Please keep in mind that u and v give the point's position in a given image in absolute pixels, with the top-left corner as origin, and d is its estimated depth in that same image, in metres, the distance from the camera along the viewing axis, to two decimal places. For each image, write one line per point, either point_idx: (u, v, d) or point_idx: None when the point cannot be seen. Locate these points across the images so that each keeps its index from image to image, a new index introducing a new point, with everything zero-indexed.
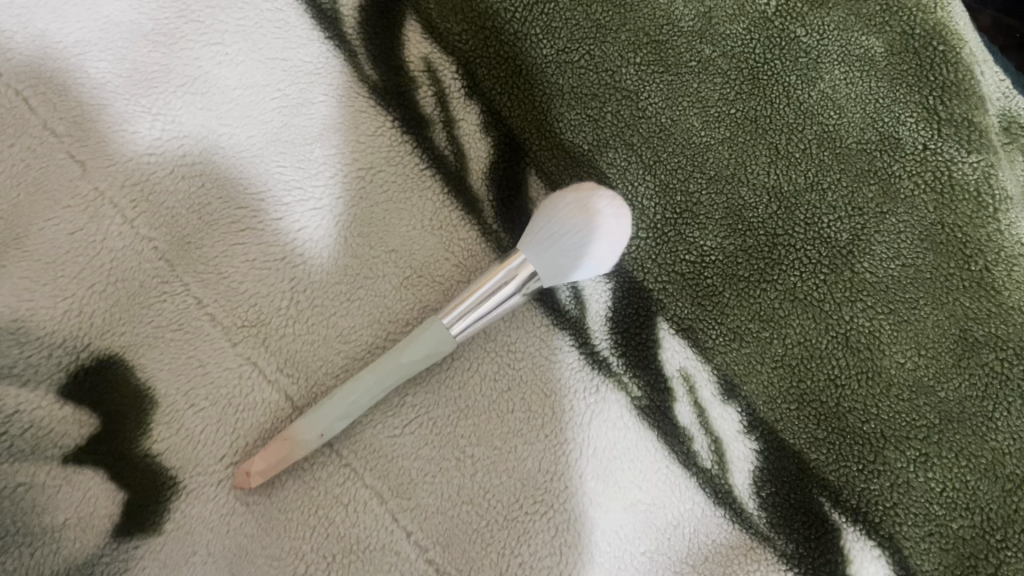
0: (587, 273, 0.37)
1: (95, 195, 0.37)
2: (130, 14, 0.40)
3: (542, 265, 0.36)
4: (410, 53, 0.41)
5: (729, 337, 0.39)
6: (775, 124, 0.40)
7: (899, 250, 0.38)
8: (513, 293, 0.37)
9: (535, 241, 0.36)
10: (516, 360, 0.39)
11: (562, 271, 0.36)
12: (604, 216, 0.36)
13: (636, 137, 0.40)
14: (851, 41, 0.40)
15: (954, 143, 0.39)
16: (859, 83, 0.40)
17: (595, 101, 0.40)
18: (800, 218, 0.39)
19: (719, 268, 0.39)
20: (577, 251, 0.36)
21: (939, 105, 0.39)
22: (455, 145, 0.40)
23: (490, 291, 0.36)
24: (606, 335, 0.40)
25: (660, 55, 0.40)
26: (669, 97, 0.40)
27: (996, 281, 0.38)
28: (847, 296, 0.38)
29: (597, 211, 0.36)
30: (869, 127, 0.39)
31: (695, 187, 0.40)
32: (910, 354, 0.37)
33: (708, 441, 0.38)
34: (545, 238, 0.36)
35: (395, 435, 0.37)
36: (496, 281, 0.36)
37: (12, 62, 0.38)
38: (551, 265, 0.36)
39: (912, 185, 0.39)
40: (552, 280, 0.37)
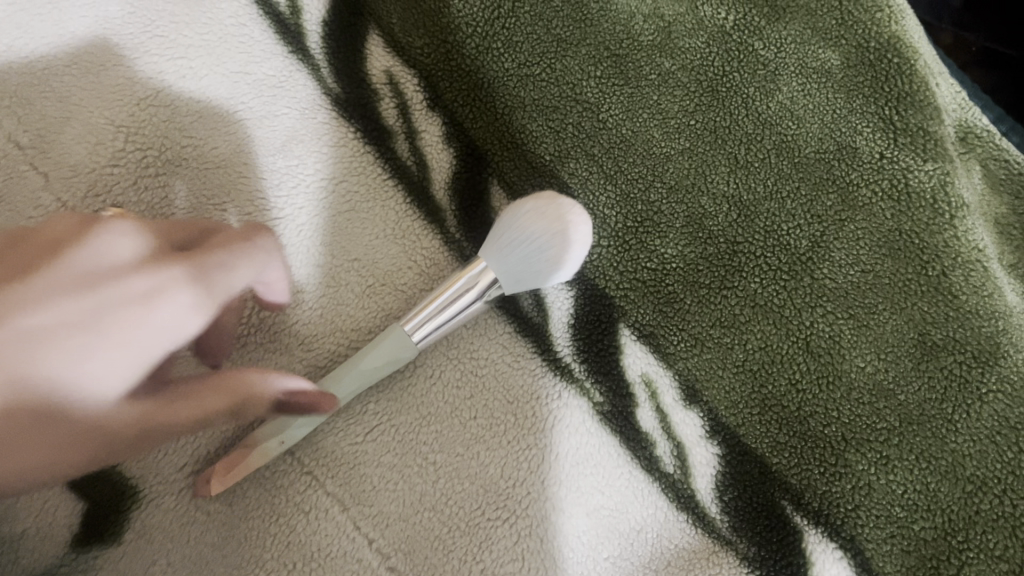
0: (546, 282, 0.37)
1: (58, 206, 0.38)
2: (95, 30, 0.41)
3: (502, 274, 0.37)
4: (372, 65, 0.42)
5: (690, 343, 0.39)
6: (733, 135, 0.40)
7: (858, 256, 0.38)
8: (473, 301, 0.37)
9: (495, 249, 0.37)
10: (479, 367, 0.40)
11: (520, 276, 0.37)
12: (562, 228, 0.36)
13: (598, 148, 0.41)
14: (807, 54, 0.40)
15: (910, 151, 0.39)
16: (816, 94, 0.40)
17: (557, 113, 0.41)
18: (759, 225, 0.39)
19: (680, 276, 0.40)
20: (534, 262, 0.36)
21: (894, 115, 0.39)
22: (418, 155, 0.42)
23: (452, 299, 0.37)
24: (568, 342, 0.40)
25: (620, 69, 0.41)
26: (629, 109, 0.40)
27: (954, 285, 0.37)
28: (807, 302, 0.38)
29: (557, 223, 0.36)
30: (827, 136, 0.39)
31: (655, 197, 0.40)
32: (870, 358, 0.37)
33: (671, 446, 0.39)
34: (508, 240, 0.36)
35: (357, 442, 0.38)
36: (458, 287, 0.37)
37: None
38: (509, 274, 0.37)
39: (869, 193, 0.39)
40: (512, 287, 0.37)
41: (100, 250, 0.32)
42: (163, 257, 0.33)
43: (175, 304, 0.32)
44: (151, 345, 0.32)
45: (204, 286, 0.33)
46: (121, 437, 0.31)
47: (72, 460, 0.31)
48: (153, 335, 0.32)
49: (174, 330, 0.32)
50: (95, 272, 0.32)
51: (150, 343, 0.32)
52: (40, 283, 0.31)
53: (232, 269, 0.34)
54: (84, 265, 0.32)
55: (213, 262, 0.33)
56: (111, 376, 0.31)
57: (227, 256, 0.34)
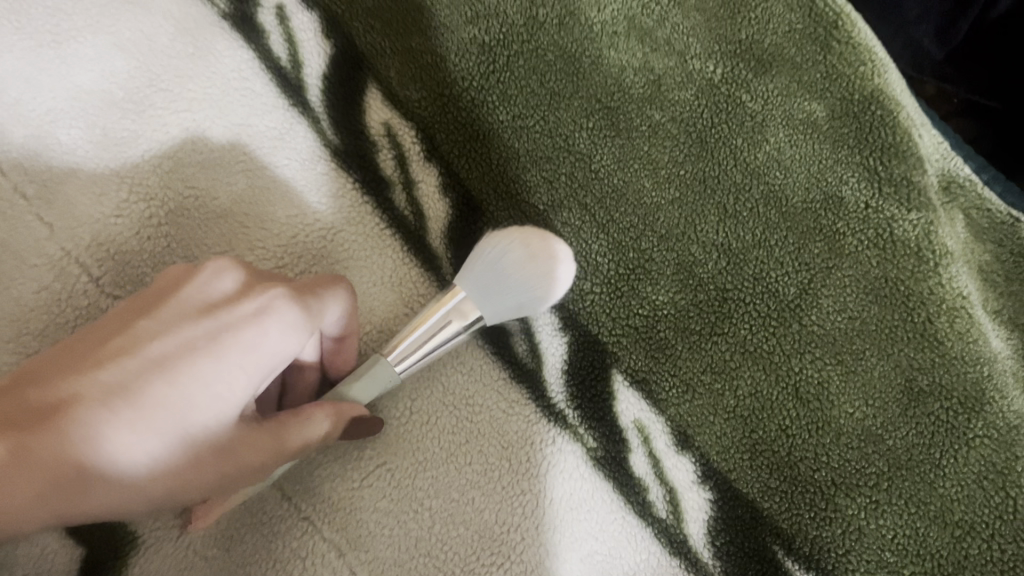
0: (521, 294, 0.39)
1: (62, 255, 0.39)
2: (101, 83, 0.41)
3: (477, 289, 0.39)
4: (371, 118, 0.43)
5: (682, 389, 0.40)
6: (722, 184, 0.40)
7: (846, 303, 0.38)
8: (457, 332, 0.39)
9: (469, 270, 0.39)
10: (473, 414, 0.41)
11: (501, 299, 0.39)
12: (530, 237, 0.40)
13: (590, 198, 0.42)
14: (794, 107, 0.39)
15: (894, 202, 0.38)
16: (803, 145, 0.39)
17: (550, 163, 0.42)
18: (748, 273, 0.40)
19: (671, 322, 0.41)
20: (505, 267, 0.39)
21: (879, 165, 0.38)
22: (415, 206, 0.43)
23: (438, 324, 0.39)
24: (562, 387, 0.42)
25: (611, 121, 0.41)
26: (621, 160, 0.41)
27: (939, 332, 0.37)
28: (797, 348, 0.39)
29: (526, 234, 0.40)
30: (814, 186, 0.39)
31: (647, 245, 0.41)
32: (858, 404, 0.38)
33: (663, 491, 0.40)
34: (484, 254, 0.39)
35: (354, 488, 0.39)
36: (439, 316, 0.39)
37: None
38: (483, 287, 0.39)
39: (856, 242, 0.38)
40: (489, 305, 0.39)
41: (213, 284, 0.37)
42: (264, 287, 0.37)
43: (288, 326, 0.36)
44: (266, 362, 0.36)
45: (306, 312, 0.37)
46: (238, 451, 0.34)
47: (199, 477, 0.34)
48: (268, 352, 0.36)
49: (284, 348, 0.36)
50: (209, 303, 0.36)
51: (266, 359, 0.36)
52: (162, 316, 0.35)
53: (322, 303, 0.38)
54: (196, 298, 0.36)
55: (308, 292, 0.38)
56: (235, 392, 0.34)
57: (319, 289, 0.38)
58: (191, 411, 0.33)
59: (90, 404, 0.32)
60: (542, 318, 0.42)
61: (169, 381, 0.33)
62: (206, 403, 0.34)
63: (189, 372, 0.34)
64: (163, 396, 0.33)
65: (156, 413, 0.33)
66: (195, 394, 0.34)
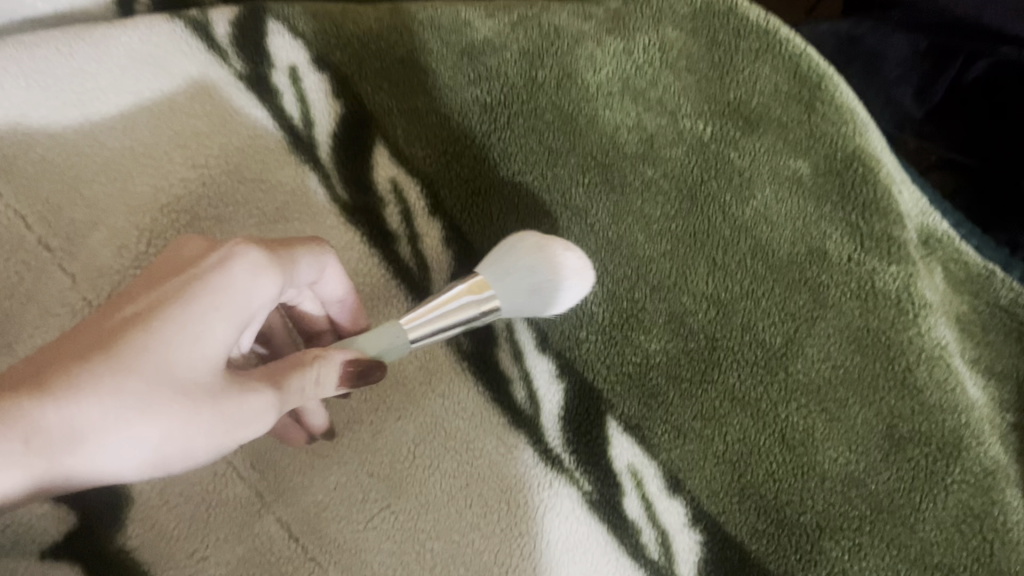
0: (527, 274, 0.39)
1: (83, 304, 0.40)
2: (122, 140, 0.43)
3: (492, 275, 0.39)
4: (378, 174, 0.45)
5: (673, 434, 0.42)
6: (712, 239, 0.43)
7: (829, 353, 0.41)
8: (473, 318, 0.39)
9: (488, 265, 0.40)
10: (474, 458, 0.42)
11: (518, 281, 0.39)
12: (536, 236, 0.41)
13: (586, 250, 0.44)
14: (780, 164, 0.43)
15: (875, 256, 0.41)
16: (789, 201, 0.43)
17: (548, 217, 0.44)
18: (737, 323, 0.42)
19: (663, 369, 0.42)
20: (511, 254, 0.40)
21: (861, 221, 0.42)
22: (419, 257, 0.44)
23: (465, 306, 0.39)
24: (558, 433, 0.43)
25: (606, 178, 0.44)
26: (615, 214, 0.44)
27: (917, 380, 0.39)
28: (783, 396, 0.41)
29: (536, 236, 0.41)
30: (799, 241, 0.42)
31: (640, 295, 0.43)
32: (841, 449, 0.40)
33: (655, 533, 0.42)
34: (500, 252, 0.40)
35: (358, 530, 0.40)
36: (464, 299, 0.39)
37: (14, 182, 0.41)
38: (497, 273, 0.39)
39: (839, 294, 0.41)
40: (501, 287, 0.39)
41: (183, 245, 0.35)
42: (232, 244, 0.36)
43: (262, 273, 0.34)
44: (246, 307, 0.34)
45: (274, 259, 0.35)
46: (239, 397, 0.33)
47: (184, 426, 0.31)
48: (247, 297, 0.34)
49: (260, 293, 0.34)
50: (176, 265, 0.35)
51: (248, 304, 0.34)
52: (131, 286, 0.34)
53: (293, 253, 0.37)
54: (164, 263, 0.35)
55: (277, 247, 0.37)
56: (219, 339, 0.33)
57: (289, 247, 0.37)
58: (179, 363, 0.31)
59: (73, 369, 0.30)
60: (538, 365, 0.44)
61: (147, 336, 0.31)
62: (193, 354, 0.32)
63: (169, 325, 0.32)
64: (145, 351, 0.31)
65: (143, 369, 0.31)
66: (179, 346, 0.32)
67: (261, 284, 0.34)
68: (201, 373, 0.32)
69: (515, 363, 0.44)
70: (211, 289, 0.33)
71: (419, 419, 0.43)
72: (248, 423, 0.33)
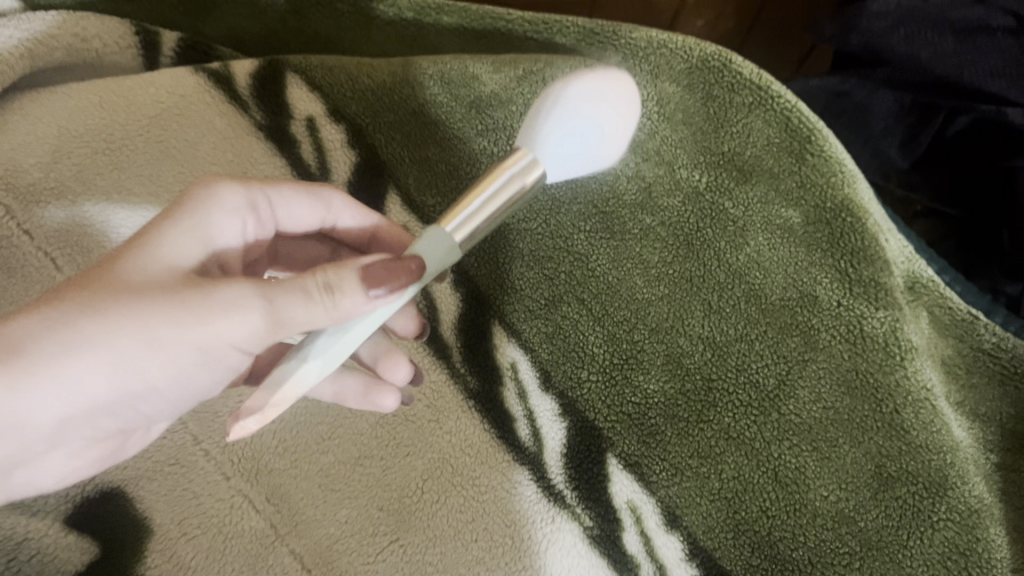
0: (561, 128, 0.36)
1: None
2: (150, 188, 0.46)
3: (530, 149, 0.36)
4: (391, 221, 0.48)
5: (671, 471, 0.44)
6: (708, 283, 0.44)
7: (820, 395, 0.42)
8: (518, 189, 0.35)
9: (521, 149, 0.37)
10: (480, 493, 0.44)
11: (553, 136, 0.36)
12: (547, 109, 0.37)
13: (587, 293, 0.47)
14: (772, 213, 0.43)
15: (864, 301, 0.41)
16: (781, 247, 0.43)
17: (551, 262, 0.47)
18: (731, 364, 0.44)
19: (661, 409, 0.45)
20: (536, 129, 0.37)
21: (850, 268, 0.41)
22: (428, 300, 0.49)
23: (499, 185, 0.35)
24: (561, 470, 0.45)
25: (607, 225, 0.46)
26: (615, 259, 0.46)
27: (905, 421, 0.40)
28: (776, 435, 0.43)
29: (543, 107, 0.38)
30: (790, 285, 0.42)
31: (639, 337, 0.46)
32: (831, 487, 0.41)
33: (653, 567, 0.44)
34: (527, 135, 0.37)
35: (368, 562, 0.42)
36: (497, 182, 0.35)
37: (47, 227, 0.44)
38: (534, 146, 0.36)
39: (829, 337, 0.42)
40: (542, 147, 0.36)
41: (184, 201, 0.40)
42: None
43: (227, 189, 0.38)
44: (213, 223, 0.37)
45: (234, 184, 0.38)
46: (215, 293, 0.32)
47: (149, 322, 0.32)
48: (210, 213, 0.37)
49: (227, 209, 0.38)
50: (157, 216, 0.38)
51: (210, 218, 0.37)
52: None
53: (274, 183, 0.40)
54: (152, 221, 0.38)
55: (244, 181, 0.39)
56: (183, 250, 0.35)
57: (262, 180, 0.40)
58: (141, 266, 0.33)
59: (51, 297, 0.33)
60: (541, 404, 0.46)
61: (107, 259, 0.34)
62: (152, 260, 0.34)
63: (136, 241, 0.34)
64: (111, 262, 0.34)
65: (105, 274, 0.33)
66: (143, 253, 0.34)
67: (222, 199, 0.37)
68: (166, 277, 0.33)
69: (520, 401, 0.47)
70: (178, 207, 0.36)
71: (427, 454, 0.45)
72: (229, 316, 0.32)
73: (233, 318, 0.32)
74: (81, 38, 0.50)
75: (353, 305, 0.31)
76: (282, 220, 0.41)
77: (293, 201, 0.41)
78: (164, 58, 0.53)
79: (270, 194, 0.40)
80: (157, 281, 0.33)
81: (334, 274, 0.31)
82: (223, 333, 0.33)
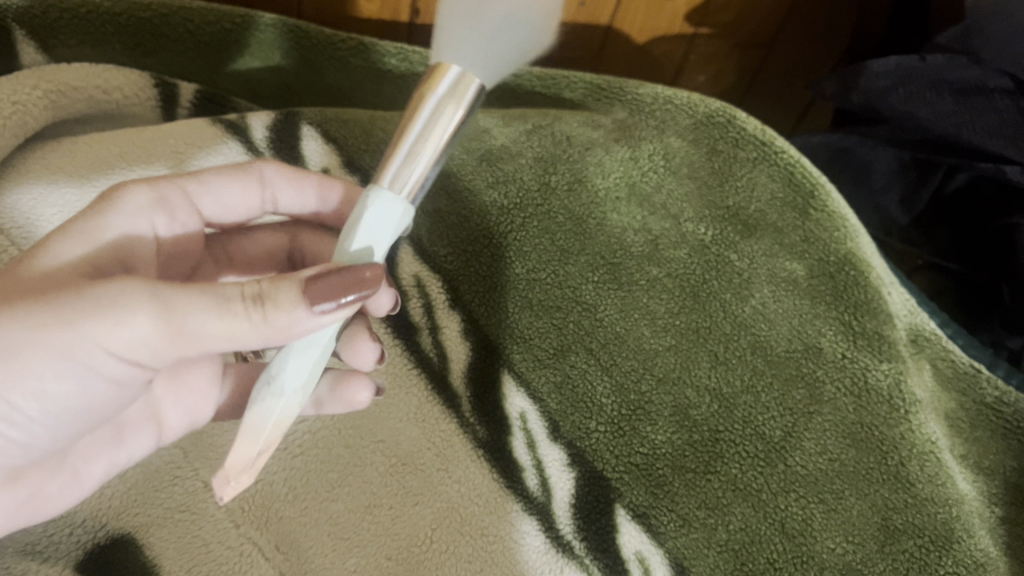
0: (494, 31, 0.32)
1: None
2: None
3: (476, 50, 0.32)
4: (403, 270, 0.50)
5: (679, 522, 0.44)
6: (713, 335, 0.46)
7: (826, 446, 0.43)
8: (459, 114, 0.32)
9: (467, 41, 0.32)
10: (488, 543, 0.44)
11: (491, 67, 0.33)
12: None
13: (595, 342, 0.47)
14: (777, 266, 0.46)
15: (868, 353, 0.43)
16: (785, 299, 0.45)
17: (559, 311, 0.48)
18: (738, 416, 0.44)
19: (668, 460, 0.45)
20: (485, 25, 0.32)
21: (854, 320, 0.44)
22: (438, 348, 0.49)
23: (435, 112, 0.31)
24: (570, 520, 0.45)
25: (614, 275, 0.48)
26: (622, 309, 0.47)
27: (910, 474, 0.42)
28: (782, 487, 0.43)
29: None
30: (795, 338, 0.45)
31: (646, 387, 0.46)
32: (839, 540, 0.42)
33: None
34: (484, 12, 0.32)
35: None
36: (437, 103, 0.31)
37: None
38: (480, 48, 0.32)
39: (834, 389, 0.43)
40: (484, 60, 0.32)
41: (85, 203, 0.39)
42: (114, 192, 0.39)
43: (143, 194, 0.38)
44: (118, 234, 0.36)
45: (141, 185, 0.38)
46: (96, 292, 0.30)
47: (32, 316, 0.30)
48: (117, 222, 0.36)
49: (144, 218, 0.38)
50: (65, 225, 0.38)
51: (115, 225, 0.36)
52: None
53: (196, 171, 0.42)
54: None
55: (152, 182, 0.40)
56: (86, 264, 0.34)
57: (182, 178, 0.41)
58: (31, 275, 0.32)
59: None
60: (550, 454, 0.46)
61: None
62: (47, 271, 0.32)
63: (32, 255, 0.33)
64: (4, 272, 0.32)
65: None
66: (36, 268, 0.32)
67: (133, 198, 0.37)
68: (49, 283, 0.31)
69: (529, 450, 0.46)
70: (85, 219, 0.36)
71: (436, 504, 0.45)
72: (112, 319, 0.30)
73: (120, 321, 0.30)
74: (103, 89, 0.51)
75: (289, 320, 0.30)
76: (206, 198, 0.42)
77: (217, 180, 0.42)
78: (182, 110, 0.55)
79: (190, 186, 0.41)
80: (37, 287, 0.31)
81: (264, 291, 0.30)
82: (101, 341, 0.30)
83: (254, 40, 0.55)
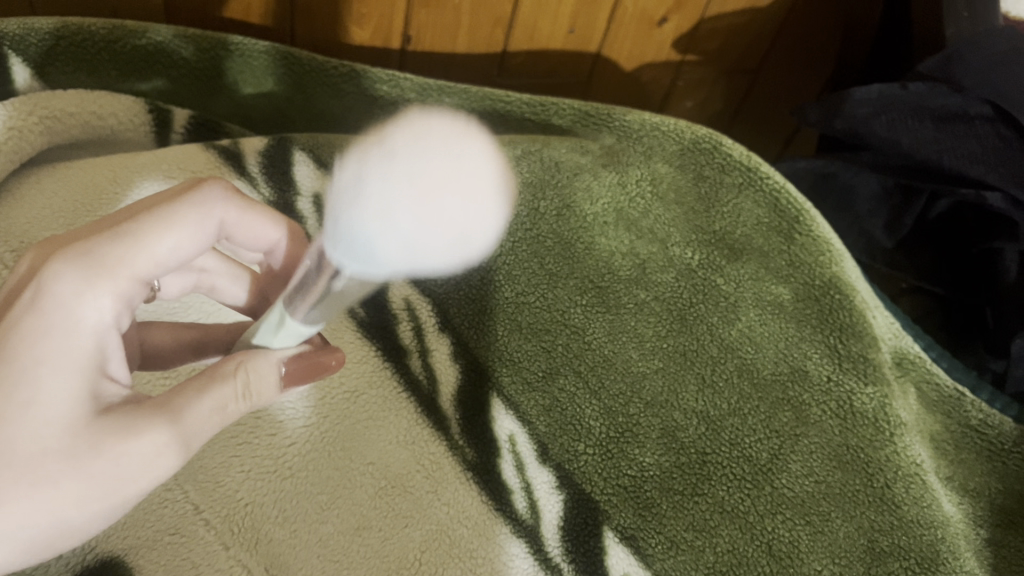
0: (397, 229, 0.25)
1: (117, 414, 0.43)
2: None
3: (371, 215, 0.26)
4: (393, 293, 0.50)
5: (666, 545, 0.44)
6: (700, 357, 0.46)
7: (812, 468, 0.43)
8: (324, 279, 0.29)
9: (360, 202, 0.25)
10: (477, 566, 0.44)
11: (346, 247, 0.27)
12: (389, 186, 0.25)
13: (583, 365, 0.48)
14: (764, 289, 0.47)
15: (853, 377, 0.44)
16: (771, 322, 0.46)
17: (548, 334, 0.49)
18: (725, 438, 0.45)
19: (656, 483, 0.45)
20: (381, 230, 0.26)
21: (839, 344, 0.45)
22: (428, 370, 0.49)
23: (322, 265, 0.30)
24: (559, 543, 0.45)
25: (602, 299, 0.48)
26: (611, 332, 0.48)
27: (896, 496, 0.42)
28: (769, 509, 0.43)
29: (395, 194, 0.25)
30: (781, 362, 0.45)
31: (635, 410, 0.47)
32: (825, 562, 0.42)
33: None
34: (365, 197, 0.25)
35: None
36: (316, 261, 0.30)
37: None
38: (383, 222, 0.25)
39: (820, 411, 0.44)
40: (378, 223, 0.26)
41: (15, 292, 0.32)
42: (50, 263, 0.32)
43: (104, 304, 0.32)
44: (88, 352, 0.31)
45: (91, 266, 0.32)
46: (124, 446, 0.31)
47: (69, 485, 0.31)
48: (78, 339, 0.31)
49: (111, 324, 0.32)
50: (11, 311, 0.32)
51: (82, 329, 0.31)
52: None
53: (134, 231, 0.33)
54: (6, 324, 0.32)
55: (95, 248, 0.32)
56: (70, 396, 0.31)
57: (129, 223, 0.33)
58: (27, 432, 0.30)
59: None
60: (539, 477, 0.47)
61: None
62: (49, 424, 0.30)
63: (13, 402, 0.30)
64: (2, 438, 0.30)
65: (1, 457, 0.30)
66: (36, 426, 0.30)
67: (91, 295, 0.31)
68: (64, 441, 0.30)
69: (518, 473, 0.47)
70: (50, 343, 0.31)
71: (425, 526, 0.44)
72: (147, 467, 0.32)
73: (153, 470, 0.32)
74: (98, 115, 0.52)
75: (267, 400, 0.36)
76: (160, 269, 0.34)
77: (167, 239, 0.33)
78: (175, 134, 0.55)
79: (139, 259, 0.33)
80: (56, 451, 0.30)
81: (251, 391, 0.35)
82: (139, 487, 0.32)
83: (249, 66, 0.56)
